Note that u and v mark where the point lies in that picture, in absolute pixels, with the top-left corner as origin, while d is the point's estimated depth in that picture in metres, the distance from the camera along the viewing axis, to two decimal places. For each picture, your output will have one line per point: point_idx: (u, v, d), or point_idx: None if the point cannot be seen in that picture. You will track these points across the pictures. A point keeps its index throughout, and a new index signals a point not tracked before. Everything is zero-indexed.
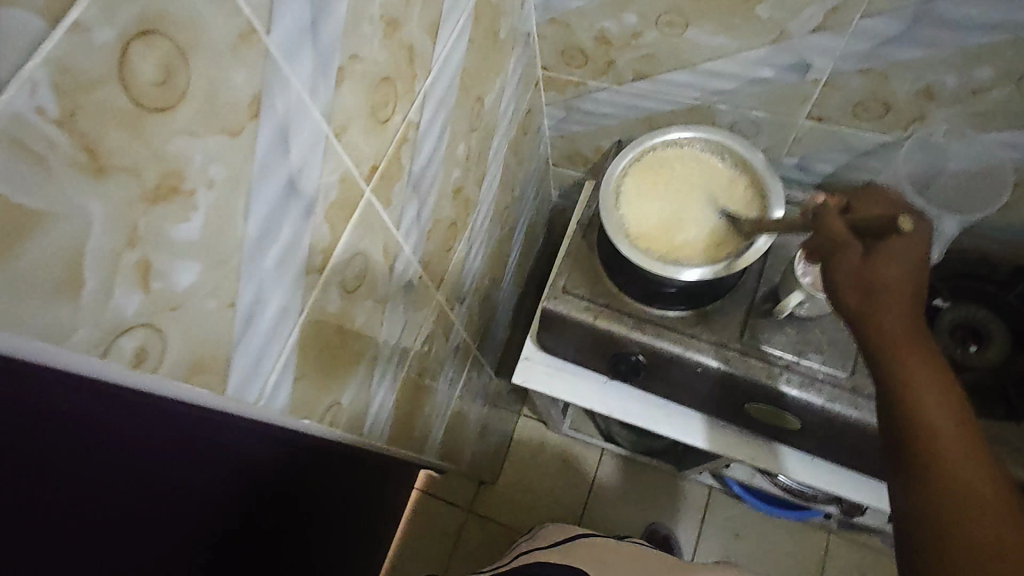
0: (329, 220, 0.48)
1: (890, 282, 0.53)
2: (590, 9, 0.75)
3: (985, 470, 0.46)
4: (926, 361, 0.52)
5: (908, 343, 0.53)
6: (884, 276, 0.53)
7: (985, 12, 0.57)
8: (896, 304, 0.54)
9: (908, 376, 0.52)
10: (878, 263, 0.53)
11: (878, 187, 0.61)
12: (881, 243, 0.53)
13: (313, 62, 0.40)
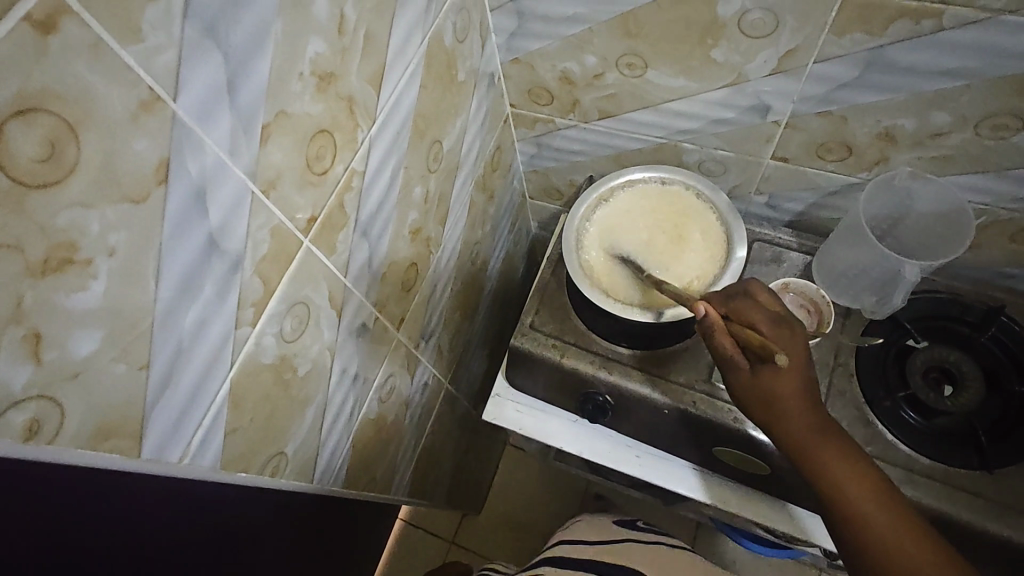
0: (260, 273, 0.47)
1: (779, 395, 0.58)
2: (551, 50, 0.75)
3: (909, 544, 0.53)
4: (841, 461, 0.57)
5: (821, 447, 0.57)
6: (775, 391, 0.58)
7: (935, 59, 0.57)
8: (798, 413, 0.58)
9: (834, 479, 0.56)
10: (767, 381, 0.58)
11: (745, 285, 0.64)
12: (761, 362, 0.58)
13: (231, 123, 0.40)
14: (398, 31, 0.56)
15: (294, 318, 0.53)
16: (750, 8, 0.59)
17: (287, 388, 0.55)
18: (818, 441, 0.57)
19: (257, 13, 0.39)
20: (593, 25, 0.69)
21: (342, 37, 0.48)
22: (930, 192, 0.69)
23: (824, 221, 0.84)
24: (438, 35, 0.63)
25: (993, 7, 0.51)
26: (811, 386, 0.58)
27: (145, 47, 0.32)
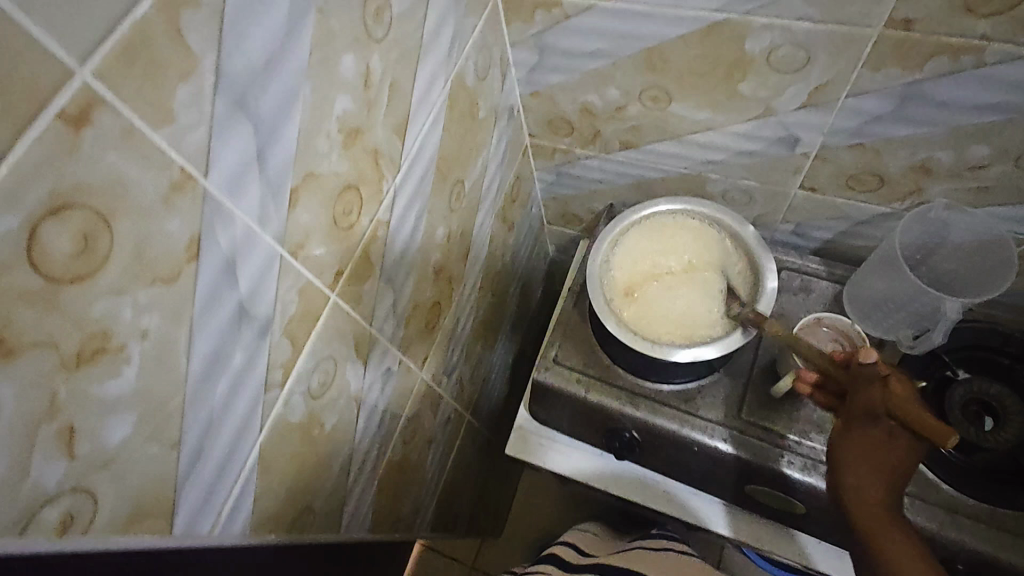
0: (289, 335, 0.46)
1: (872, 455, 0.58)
2: (572, 84, 0.74)
3: None
4: (903, 539, 0.57)
5: (890, 518, 0.58)
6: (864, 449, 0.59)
7: (975, 94, 0.55)
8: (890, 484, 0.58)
9: (887, 548, 0.56)
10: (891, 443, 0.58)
11: None
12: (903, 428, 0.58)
13: (260, 191, 0.39)
14: (422, 78, 0.55)
15: (321, 373, 0.52)
16: (781, 44, 0.58)
17: (314, 443, 0.54)
18: (888, 512, 0.58)
19: (285, 79, 0.38)
20: (616, 60, 0.68)
21: (369, 91, 0.47)
22: (967, 222, 0.67)
23: (853, 249, 0.82)
24: (460, 76, 0.62)
25: None
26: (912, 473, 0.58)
27: (176, 128, 0.31)
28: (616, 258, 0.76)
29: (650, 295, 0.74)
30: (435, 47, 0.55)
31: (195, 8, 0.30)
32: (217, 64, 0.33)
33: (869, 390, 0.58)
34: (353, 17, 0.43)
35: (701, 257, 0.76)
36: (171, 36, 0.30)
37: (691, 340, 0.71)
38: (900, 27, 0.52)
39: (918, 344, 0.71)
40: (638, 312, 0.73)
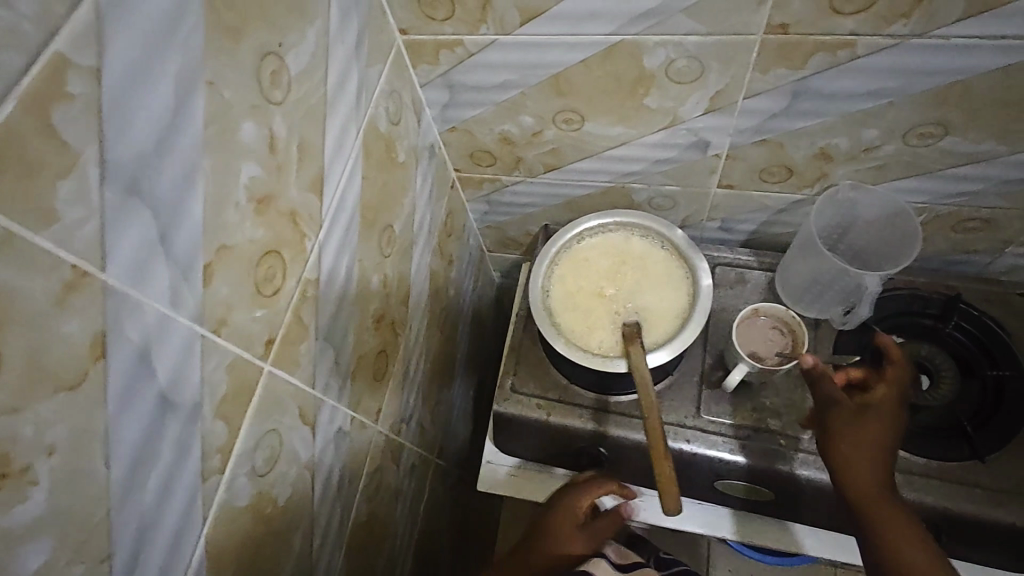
0: (222, 415, 0.44)
1: (866, 435, 0.63)
2: (487, 116, 0.75)
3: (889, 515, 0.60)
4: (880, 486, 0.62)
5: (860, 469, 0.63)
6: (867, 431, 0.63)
7: (856, 84, 0.59)
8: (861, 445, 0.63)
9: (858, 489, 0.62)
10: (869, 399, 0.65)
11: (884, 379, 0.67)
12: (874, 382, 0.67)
13: (168, 275, 0.37)
14: (331, 133, 0.54)
15: (265, 448, 0.50)
16: (676, 57, 0.61)
17: (267, 523, 0.51)
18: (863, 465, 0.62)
19: (181, 155, 0.37)
20: (525, 89, 0.69)
21: (276, 154, 0.46)
22: (870, 199, 0.72)
23: (778, 237, 0.85)
24: (373, 124, 0.62)
25: (899, 33, 0.53)
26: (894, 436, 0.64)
27: (62, 227, 0.30)
28: (557, 278, 0.77)
29: (580, 282, 0.76)
30: (341, 99, 0.55)
31: (67, 101, 0.29)
32: (101, 153, 0.31)
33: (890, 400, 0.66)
34: (246, 83, 0.42)
35: (644, 266, 0.77)
36: (44, 134, 0.28)
37: (590, 333, 0.73)
38: (779, 32, 0.55)
39: (848, 319, 0.75)
40: (566, 283, 0.76)
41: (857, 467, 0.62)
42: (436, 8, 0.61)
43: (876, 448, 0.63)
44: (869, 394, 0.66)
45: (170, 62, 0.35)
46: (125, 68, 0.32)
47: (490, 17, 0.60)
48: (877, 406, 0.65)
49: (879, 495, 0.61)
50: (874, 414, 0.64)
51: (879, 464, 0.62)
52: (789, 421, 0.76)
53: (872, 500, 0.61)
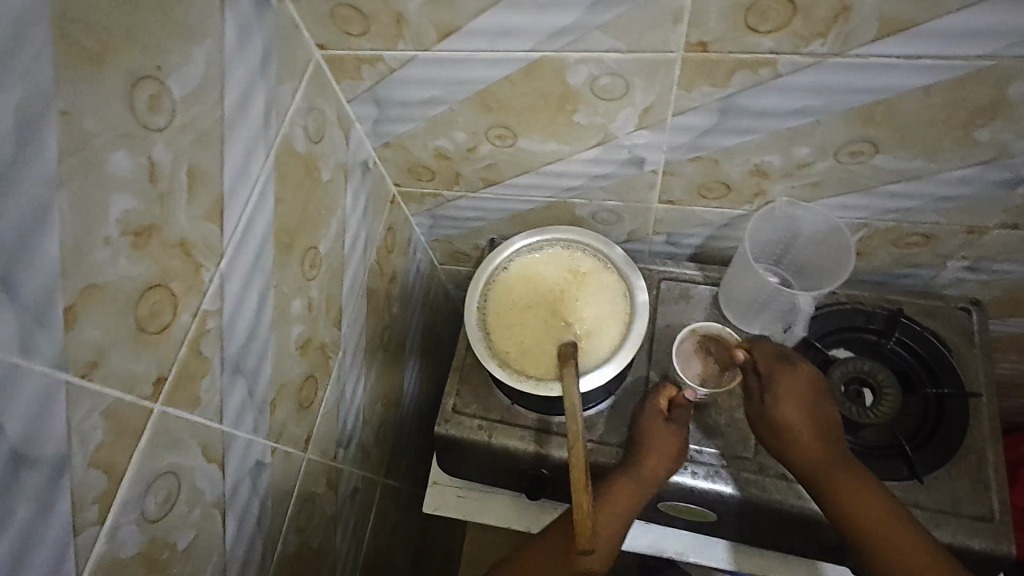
0: (99, 464, 0.41)
1: (784, 422, 0.67)
2: (419, 131, 0.73)
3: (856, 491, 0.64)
4: (842, 469, 0.65)
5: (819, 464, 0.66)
6: (788, 419, 0.67)
7: (783, 102, 0.58)
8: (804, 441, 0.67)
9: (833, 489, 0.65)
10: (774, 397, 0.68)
11: (769, 360, 0.70)
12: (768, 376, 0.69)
13: (14, 323, 0.34)
14: (232, 157, 0.52)
15: (158, 491, 0.47)
16: (599, 75, 0.59)
17: (164, 569, 0.49)
18: (829, 472, 0.65)
19: (26, 194, 0.34)
20: (453, 104, 0.67)
21: (157, 184, 0.44)
22: (808, 216, 0.71)
23: (724, 251, 0.84)
24: (287, 143, 0.60)
25: (819, 52, 0.52)
26: (813, 413, 0.68)
27: None
28: (494, 298, 0.75)
29: (518, 301, 0.74)
30: (244, 120, 0.52)
31: None
32: None
33: (790, 376, 0.68)
34: (114, 112, 0.40)
35: (584, 282, 0.75)
36: None
37: (527, 355, 0.71)
38: (699, 50, 0.54)
39: (788, 337, 0.74)
40: (503, 302, 0.74)
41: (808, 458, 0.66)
42: (350, 23, 0.58)
43: (805, 426, 0.67)
44: (774, 388, 0.68)
45: (4, 94, 0.33)
46: None
47: (407, 32, 0.58)
48: (785, 392, 0.68)
49: (816, 463, 0.66)
50: (784, 398, 0.68)
51: (815, 438, 0.67)
52: (733, 441, 0.74)
53: (821, 471, 0.65)
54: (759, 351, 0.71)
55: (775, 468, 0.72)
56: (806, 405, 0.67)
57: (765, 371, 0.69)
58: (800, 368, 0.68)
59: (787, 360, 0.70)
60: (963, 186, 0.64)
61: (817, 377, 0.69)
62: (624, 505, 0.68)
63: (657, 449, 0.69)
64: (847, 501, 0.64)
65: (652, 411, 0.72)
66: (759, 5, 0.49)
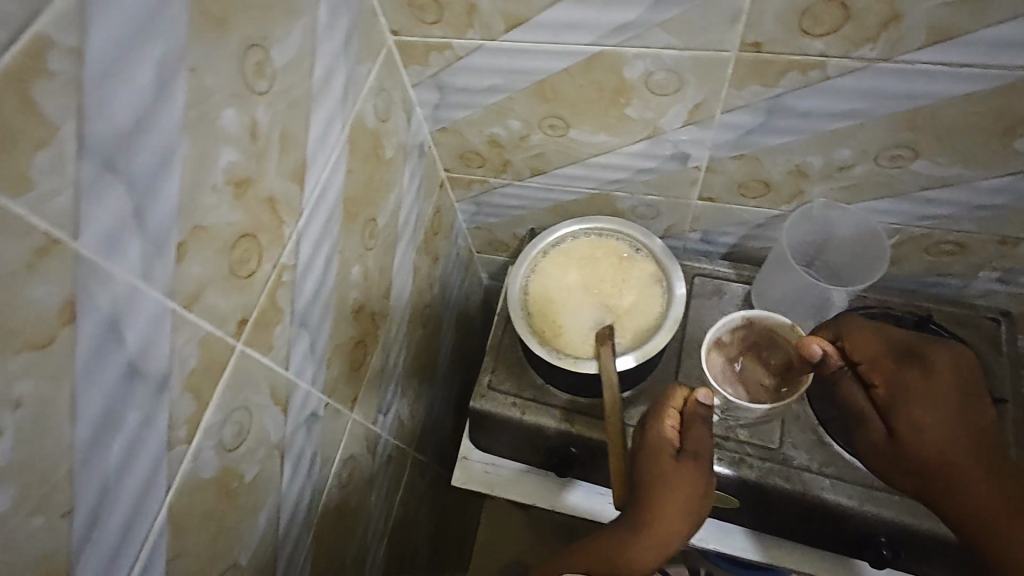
0: (191, 389, 0.46)
1: (931, 404, 0.63)
2: (475, 118, 0.77)
3: (988, 495, 0.58)
4: (974, 468, 0.60)
5: (952, 461, 0.61)
6: (936, 398, 0.63)
7: (829, 104, 0.61)
8: (934, 432, 0.62)
9: (958, 494, 0.60)
10: (908, 387, 0.65)
11: (874, 347, 0.68)
12: (894, 366, 0.67)
13: (141, 249, 0.39)
14: (315, 126, 0.56)
15: (233, 424, 0.52)
16: (654, 70, 0.62)
17: (232, 497, 0.53)
18: (962, 471, 0.60)
19: (160, 137, 0.39)
20: (512, 93, 0.71)
21: (257, 142, 0.48)
22: (845, 218, 0.74)
23: (757, 251, 0.87)
24: (359, 119, 0.64)
25: (867, 56, 0.55)
26: (953, 411, 0.63)
27: (37, 195, 0.32)
28: (536, 279, 0.78)
29: (559, 284, 0.78)
30: (326, 93, 0.57)
31: (47, 77, 0.31)
32: (79, 129, 0.33)
33: (932, 367, 0.65)
34: (229, 74, 0.44)
35: (624, 270, 0.78)
36: (22, 107, 0.30)
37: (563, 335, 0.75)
38: (752, 49, 0.57)
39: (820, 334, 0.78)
40: (545, 284, 0.78)
41: (935, 458, 0.61)
42: (425, 11, 0.63)
43: (948, 416, 0.62)
44: (892, 378, 0.66)
45: (152, 47, 0.37)
46: (107, 51, 0.34)
47: (477, 22, 0.63)
48: (911, 388, 0.65)
49: (962, 466, 0.60)
50: (907, 392, 0.65)
51: (960, 436, 0.61)
52: (758, 431, 0.77)
53: (957, 476, 0.60)
54: (854, 345, 0.68)
55: (797, 460, 0.75)
56: (930, 399, 0.63)
57: (871, 362, 0.67)
58: (946, 358, 0.65)
59: (905, 357, 0.66)
60: (999, 196, 0.67)
61: (959, 360, 0.65)
62: (657, 537, 0.61)
63: (665, 474, 0.63)
64: (991, 510, 0.58)
65: (660, 433, 0.65)
66: (814, 9, 0.52)
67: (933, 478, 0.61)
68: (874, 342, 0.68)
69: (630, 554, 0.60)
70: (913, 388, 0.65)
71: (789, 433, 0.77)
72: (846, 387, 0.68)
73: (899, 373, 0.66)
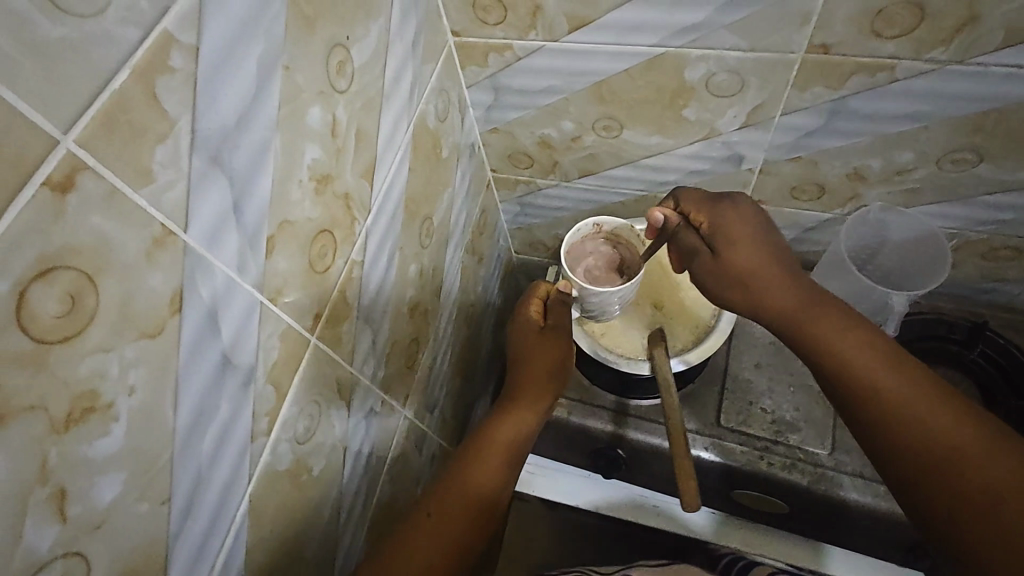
0: (273, 381, 0.47)
1: (744, 276, 0.61)
2: (528, 119, 0.78)
3: (911, 388, 0.53)
4: (842, 331, 0.57)
5: (813, 322, 0.58)
6: (738, 267, 0.61)
7: (894, 106, 0.61)
8: (778, 290, 0.60)
9: (877, 379, 0.54)
10: (730, 232, 0.63)
11: (730, 207, 0.64)
12: (723, 223, 0.63)
13: (238, 242, 0.40)
14: (384, 125, 0.57)
15: (305, 417, 0.53)
16: (716, 72, 0.63)
17: (301, 488, 0.54)
18: (810, 324, 0.59)
19: (257, 133, 0.40)
20: (568, 94, 0.72)
21: (336, 139, 0.49)
22: (902, 220, 0.73)
23: (806, 255, 0.87)
24: (421, 119, 0.65)
25: (940, 59, 0.55)
26: (772, 249, 0.62)
27: (156, 187, 0.33)
28: None
29: None
30: (395, 93, 0.58)
31: (170, 73, 0.32)
32: (192, 124, 0.34)
33: (743, 214, 0.63)
34: (316, 72, 0.45)
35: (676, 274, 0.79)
36: (149, 102, 0.31)
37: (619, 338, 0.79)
38: (820, 51, 0.57)
39: None
40: None
41: (761, 284, 0.61)
42: (489, 12, 0.63)
43: (781, 285, 0.61)
44: (723, 226, 0.63)
45: (254, 45, 0.38)
46: (218, 49, 0.35)
47: (540, 23, 0.63)
48: (731, 226, 0.63)
49: (817, 334, 0.58)
50: (735, 231, 0.62)
51: (851, 336, 0.57)
52: (810, 436, 0.77)
53: (874, 387, 0.54)
54: (695, 209, 0.65)
55: (850, 467, 0.74)
56: (765, 257, 0.61)
57: (713, 233, 0.63)
58: (737, 218, 0.63)
59: (723, 198, 0.65)
60: None
61: (745, 216, 0.63)
62: (500, 444, 0.66)
63: (535, 374, 0.73)
64: (938, 440, 0.50)
65: (528, 323, 0.74)
66: (890, 10, 0.52)
67: (785, 331, 0.61)
68: (707, 217, 0.64)
69: (477, 476, 0.64)
70: (742, 253, 0.61)
71: (839, 440, 0.76)
72: (687, 239, 0.65)
73: (727, 229, 0.63)
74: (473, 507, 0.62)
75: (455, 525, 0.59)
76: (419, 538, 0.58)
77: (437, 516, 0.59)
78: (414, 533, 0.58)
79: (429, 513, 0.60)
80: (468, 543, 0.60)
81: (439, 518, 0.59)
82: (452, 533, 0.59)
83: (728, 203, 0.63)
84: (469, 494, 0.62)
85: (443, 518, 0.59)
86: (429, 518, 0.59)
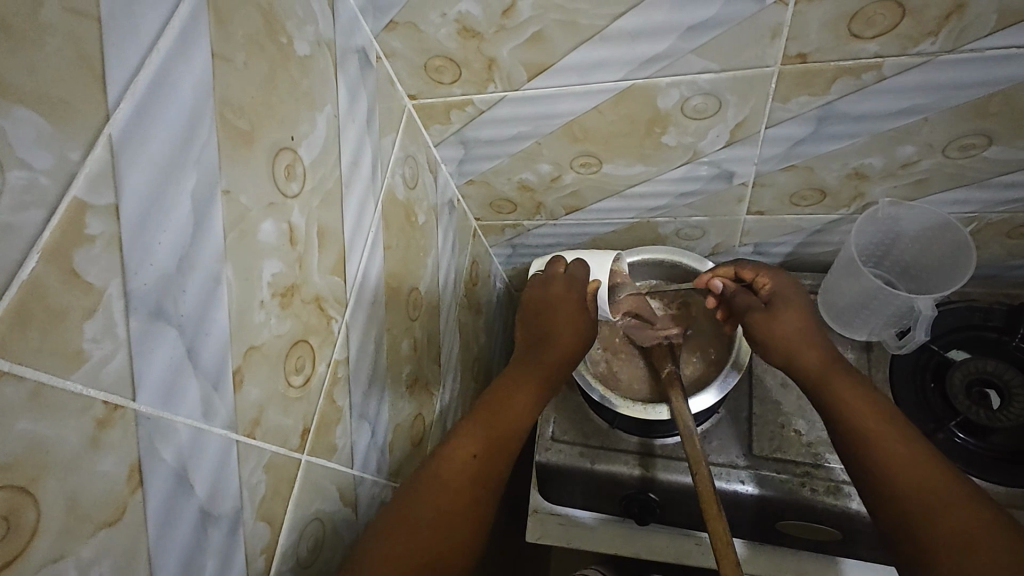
0: (264, 516, 0.44)
1: (785, 329, 0.64)
2: (503, 167, 0.75)
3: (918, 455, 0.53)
4: (858, 395, 0.58)
5: (835, 380, 0.60)
6: (786, 325, 0.64)
7: (885, 103, 0.56)
8: (808, 349, 0.62)
9: (876, 436, 0.55)
10: (781, 299, 0.66)
11: (785, 282, 0.68)
12: (777, 293, 0.67)
13: (199, 389, 0.37)
14: (349, 213, 0.54)
15: (309, 538, 0.50)
16: (690, 96, 0.59)
17: None
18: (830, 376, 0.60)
19: (204, 270, 0.37)
20: (539, 139, 0.69)
21: (296, 246, 0.46)
22: (912, 215, 0.68)
23: (815, 257, 0.83)
24: (389, 193, 0.62)
25: (929, 50, 0.50)
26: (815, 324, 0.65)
27: (91, 366, 0.30)
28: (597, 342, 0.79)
29: (621, 343, 0.79)
30: (356, 177, 0.55)
31: (88, 242, 0.30)
32: (124, 286, 0.32)
33: (794, 292, 0.67)
34: (260, 184, 0.42)
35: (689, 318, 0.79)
36: (68, 281, 0.29)
37: (634, 388, 0.77)
38: (798, 61, 0.53)
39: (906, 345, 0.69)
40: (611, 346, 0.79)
41: (797, 340, 0.63)
42: (443, 72, 0.60)
43: (812, 343, 0.63)
44: (773, 292, 0.68)
45: (186, 179, 0.35)
46: (144, 197, 0.33)
47: (497, 75, 0.60)
48: (786, 295, 0.67)
49: (837, 392, 0.59)
50: (790, 299, 0.66)
51: (869, 398, 0.58)
52: None
53: (880, 444, 0.55)
54: (755, 274, 0.70)
55: None
56: (803, 323, 0.64)
57: (773, 294, 0.67)
58: (785, 287, 0.67)
59: (780, 277, 0.69)
60: None
61: (799, 290, 0.68)
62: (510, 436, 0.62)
63: (567, 344, 0.69)
64: (923, 490, 0.51)
65: (575, 292, 0.71)
66: (867, 11, 0.48)
67: (807, 388, 0.62)
68: (770, 281, 0.68)
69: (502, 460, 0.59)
70: (792, 313, 0.64)
71: None
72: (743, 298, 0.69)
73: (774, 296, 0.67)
74: (490, 486, 0.58)
75: (471, 490, 0.56)
76: (444, 486, 0.56)
77: (462, 471, 0.57)
78: (439, 492, 0.56)
79: (474, 455, 0.58)
80: (482, 520, 0.56)
81: (460, 481, 0.57)
82: (463, 501, 0.56)
83: (790, 279, 0.69)
84: (484, 480, 0.57)
85: (470, 478, 0.57)
86: (475, 459, 0.58)
